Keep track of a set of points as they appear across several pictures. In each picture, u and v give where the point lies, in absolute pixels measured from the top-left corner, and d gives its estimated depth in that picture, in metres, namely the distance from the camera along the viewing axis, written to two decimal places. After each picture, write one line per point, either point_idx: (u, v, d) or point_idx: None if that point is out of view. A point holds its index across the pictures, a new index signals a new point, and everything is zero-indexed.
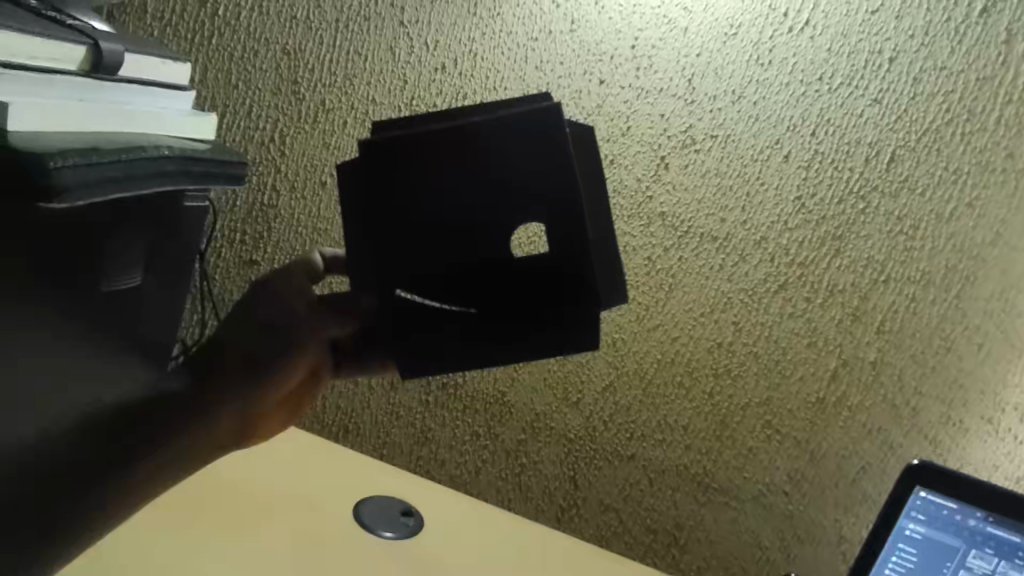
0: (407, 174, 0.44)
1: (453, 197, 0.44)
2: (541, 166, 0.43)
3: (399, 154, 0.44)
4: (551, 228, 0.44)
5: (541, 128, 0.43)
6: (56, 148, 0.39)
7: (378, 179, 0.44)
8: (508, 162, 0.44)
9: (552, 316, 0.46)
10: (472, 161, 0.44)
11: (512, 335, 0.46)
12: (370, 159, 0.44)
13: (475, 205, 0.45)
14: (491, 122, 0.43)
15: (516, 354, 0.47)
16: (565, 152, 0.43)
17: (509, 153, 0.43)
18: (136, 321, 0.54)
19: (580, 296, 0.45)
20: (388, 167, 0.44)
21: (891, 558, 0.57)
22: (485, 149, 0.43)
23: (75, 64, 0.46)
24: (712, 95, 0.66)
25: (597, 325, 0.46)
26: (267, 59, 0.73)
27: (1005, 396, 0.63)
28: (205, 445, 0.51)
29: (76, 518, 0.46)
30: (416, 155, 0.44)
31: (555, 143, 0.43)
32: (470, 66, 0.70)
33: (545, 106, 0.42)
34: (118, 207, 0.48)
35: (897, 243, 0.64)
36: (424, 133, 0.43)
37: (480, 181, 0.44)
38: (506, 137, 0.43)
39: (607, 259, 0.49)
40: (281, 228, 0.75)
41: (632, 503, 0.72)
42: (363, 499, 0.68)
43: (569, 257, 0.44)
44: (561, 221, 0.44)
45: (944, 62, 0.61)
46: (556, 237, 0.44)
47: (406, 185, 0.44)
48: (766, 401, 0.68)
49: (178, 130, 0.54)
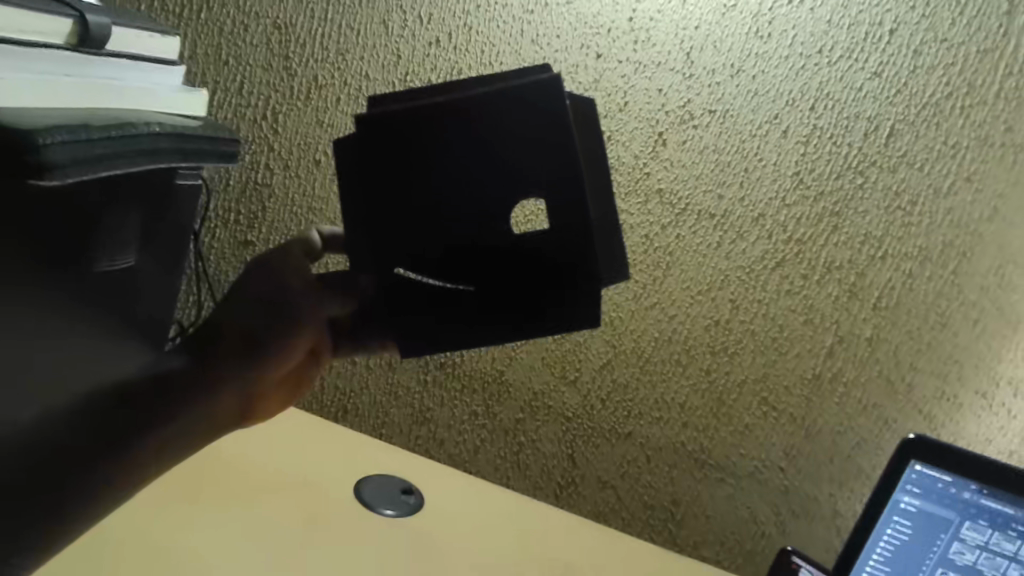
0: (407, 151, 0.44)
1: (453, 175, 0.44)
2: (542, 142, 0.43)
3: (398, 131, 0.43)
4: (552, 208, 0.44)
5: (541, 102, 0.42)
6: (45, 124, 0.38)
7: (378, 156, 0.44)
8: (509, 140, 0.43)
9: (553, 295, 0.46)
10: (472, 136, 0.43)
11: (511, 316, 0.47)
12: (367, 135, 0.44)
13: (475, 182, 0.44)
14: (491, 98, 0.42)
15: (515, 334, 0.47)
16: (567, 129, 0.42)
17: (509, 130, 0.43)
18: (133, 303, 0.53)
19: (583, 274, 0.45)
20: (388, 144, 0.44)
21: (885, 531, 0.58)
22: (485, 124, 0.43)
23: (61, 37, 0.45)
24: (711, 69, 0.65)
25: (596, 307, 0.46)
26: (257, 34, 0.72)
27: (1000, 371, 0.64)
28: (202, 429, 0.52)
29: (82, 495, 0.46)
30: (415, 131, 0.43)
31: (557, 120, 0.42)
32: (465, 40, 0.69)
33: (546, 79, 0.42)
34: (110, 182, 0.46)
35: (895, 219, 0.64)
36: (423, 109, 0.43)
37: (480, 159, 0.44)
38: (508, 111, 0.42)
39: (611, 240, 0.48)
40: (275, 207, 0.74)
41: (629, 480, 0.73)
42: (364, 478, 0.69)
43: (569, 238, 0.44)
44: (562, 201, 0.43)
45: (945, 34, 0.61)
46: (556, 218, 0.44)
47: (404, 161, 0.44)
48: (762, 377, 0.68)
49: (168, 106, 0.53)
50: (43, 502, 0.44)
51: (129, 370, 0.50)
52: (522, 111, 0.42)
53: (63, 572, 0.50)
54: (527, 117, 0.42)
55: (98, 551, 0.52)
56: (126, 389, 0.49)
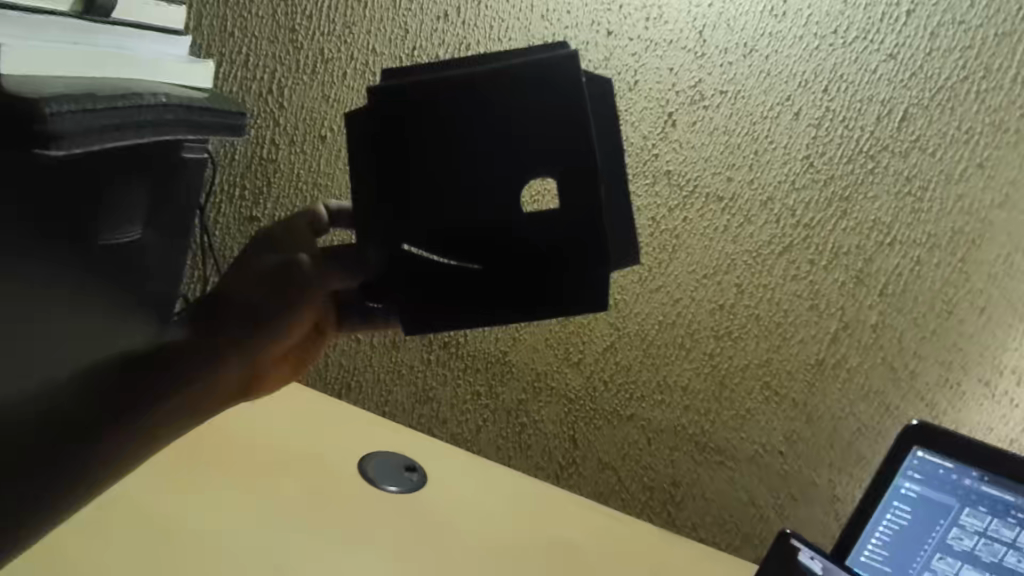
0: (422, 126, 0.43)
1: (466, 153, 0.44)
2: (558, 123, 0.43)
3: (414, 107, 0.43)
4: (565, 189, 0.43)
5: (558, 81, 0.42)
6: (49, 93, 0.38)
7: (392, 130, 0.44)
8: (522, 118, 0.43)
9: (562, 282, 0.45)
10: (486, 114, 0.43)
11: (518, 301, 0.46)
12: (381, 109, 0.43)
13: (487, 162, 0.44)
14: (507, 76, 0.42)
15: (521, 319, 0.46)
16: (580, 104, 0.42)
17: (523, 105, 0.43)
18: (140, 277, 0.53)
19: (591, 258, 0.44)
20: (402, 118, 0.43)
21: (885, 516, 0.59)
22: (499, 103, 0.43)
23: (68, 4, 0.45)
24: (723, 49, 0.64)
25: (604, 292, 0.45)
26: (264, 6, 0.71)
27: (1004, 359, 0.63)
28: (206, 400, 0.50)
29: (80, 467, 0.44)
30: (429, 108, 0.43)
31: (571, 94, 0.42)
32: (473, 15, 0.68)
33: (562, 59, 0.42)
34: (110, 157, 0.47)
35: (905, 204, 0.63)
36: (437, 84, 0.43)
37: (495, 138, 0.43)
38: (523, 88, 0.42)
39: (623, 226, 0.48)
40: (281, 183, 0.74)
41: (630, 461, 0.73)
42: (370, 454, 0.70)
43: (580, 221, 0.44)
44: (574, 178, 0.43)
45: (962, 16, 0.60)
46: (567, 198, 0.43)
47: (418, 137, 0.44)
48: (766, 362, 0.68)
49: (176, 75, 0.52)
50: (47, 472, 0.43)
51: (136, 343, 0.50)
52: (534, 84, 0.42)
53: (72, 542, 0.51)
54: (540, 94, 0.42)
55: (102, 526, 0.53)
56: (134, 358, 0.49)
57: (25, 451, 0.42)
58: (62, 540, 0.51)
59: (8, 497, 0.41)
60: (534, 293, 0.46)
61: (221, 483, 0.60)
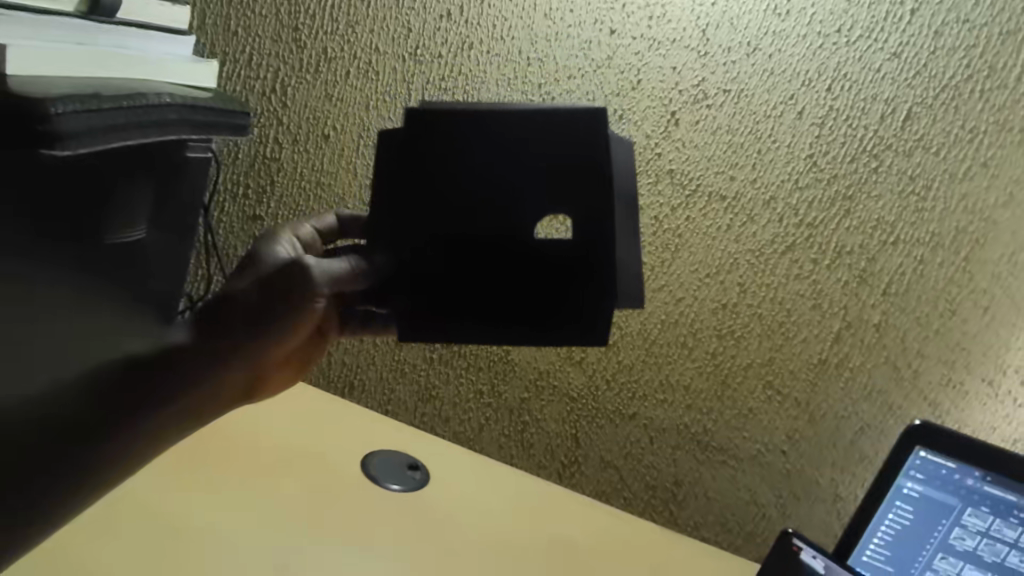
0: (446, 151, 0.44)
1: (486, 177, 0.45)
2: (579, 165, 0.45)
3: (442, 133, 0.44)
4: (579, 223, 0.45)
5: (586, 133, 0.44)
6: (54, 93, 0.38)
7: (418, 152, 0.44)
8: (544, 154, 0.45)
9: (566, 307, 0.46)
10: (511, 144, 0.44)
11: (518, 321, 0.47)
12: (411, 131, 0.44)
13: (506, 188, 0.45)
14: (538, 116, 0.44)
15: (522, 340, 0.47)
16: (603, 122, 0.44)
17: (547, 139, 0.44)
18: (144, 277, 0.51)
19: (595, 288, 0.46)
20: (430, 142, 0.44)
21: (887, 516, 0.59)
22: (524, 138, 0.44)
23: (72, 4, 0.45)
24: (726, 48, 0.64)
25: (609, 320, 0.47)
26: (267, 5, 0.71)
27: (1008, 358, 0.63)
28: (210, 399, 0.51)
29: (73, 472, 0.46)
30: (457, 135, 0.44)
31: (595, 144, 0.45)
32: (476, 13, 0.68)
33: (595, 111, 0.44)
34: (105, 154, 0.45)
35: (908, 203, 0.63)
36: (469, 113, 0.44)
37: (515, 167, 0.45)
38: (552, 131, 0.44)
39: (630, 251, 0.48)
40: (284, 182, 0.74)
41: (632, 460, 0.73)
42: (371, 453, 0.70)
43: (588, 252, 0.46)
44: (592, 203, 0.45)
45: (967, 15, 0.59)
46: (580, 229, 0.46)
47: (441, 160, 0.44)
48: (768, 361, 0.68)
49: (178, 76, 0.52)
50: (44, 478, 0.45)
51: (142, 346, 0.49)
52: (563, 127, 0.44)
53: (73, 543, 0.51)
54: (567, 139, 0.44)
55: (105, 526, 0.53)
56: (137, 362, 0.47)
57: (25, 452, 0.43)
58: (61, 542, 0.51)
59: (8, 500, 0.44)
60: (537, 315, 0.46)
61: (221, 481, 0.60)
